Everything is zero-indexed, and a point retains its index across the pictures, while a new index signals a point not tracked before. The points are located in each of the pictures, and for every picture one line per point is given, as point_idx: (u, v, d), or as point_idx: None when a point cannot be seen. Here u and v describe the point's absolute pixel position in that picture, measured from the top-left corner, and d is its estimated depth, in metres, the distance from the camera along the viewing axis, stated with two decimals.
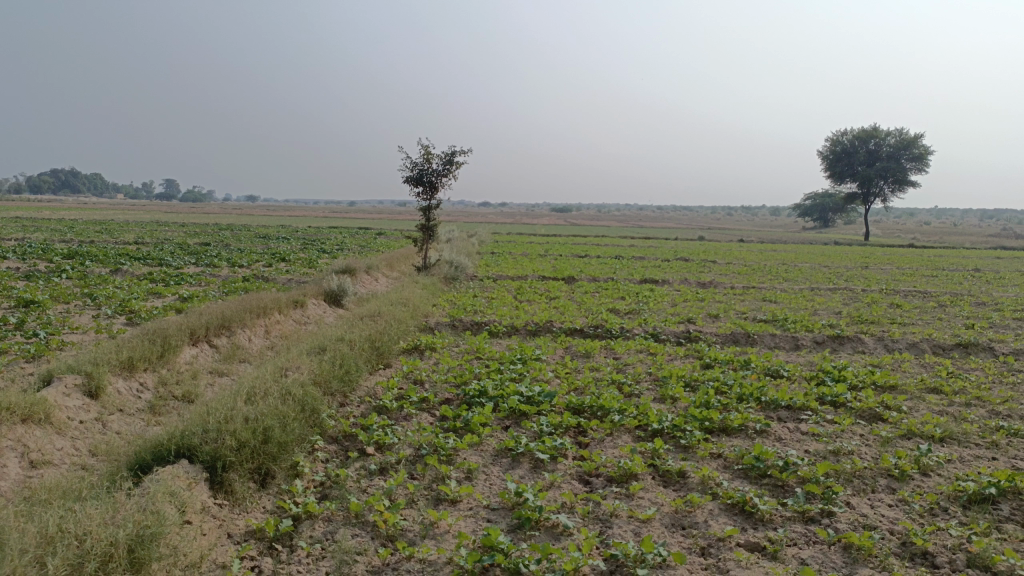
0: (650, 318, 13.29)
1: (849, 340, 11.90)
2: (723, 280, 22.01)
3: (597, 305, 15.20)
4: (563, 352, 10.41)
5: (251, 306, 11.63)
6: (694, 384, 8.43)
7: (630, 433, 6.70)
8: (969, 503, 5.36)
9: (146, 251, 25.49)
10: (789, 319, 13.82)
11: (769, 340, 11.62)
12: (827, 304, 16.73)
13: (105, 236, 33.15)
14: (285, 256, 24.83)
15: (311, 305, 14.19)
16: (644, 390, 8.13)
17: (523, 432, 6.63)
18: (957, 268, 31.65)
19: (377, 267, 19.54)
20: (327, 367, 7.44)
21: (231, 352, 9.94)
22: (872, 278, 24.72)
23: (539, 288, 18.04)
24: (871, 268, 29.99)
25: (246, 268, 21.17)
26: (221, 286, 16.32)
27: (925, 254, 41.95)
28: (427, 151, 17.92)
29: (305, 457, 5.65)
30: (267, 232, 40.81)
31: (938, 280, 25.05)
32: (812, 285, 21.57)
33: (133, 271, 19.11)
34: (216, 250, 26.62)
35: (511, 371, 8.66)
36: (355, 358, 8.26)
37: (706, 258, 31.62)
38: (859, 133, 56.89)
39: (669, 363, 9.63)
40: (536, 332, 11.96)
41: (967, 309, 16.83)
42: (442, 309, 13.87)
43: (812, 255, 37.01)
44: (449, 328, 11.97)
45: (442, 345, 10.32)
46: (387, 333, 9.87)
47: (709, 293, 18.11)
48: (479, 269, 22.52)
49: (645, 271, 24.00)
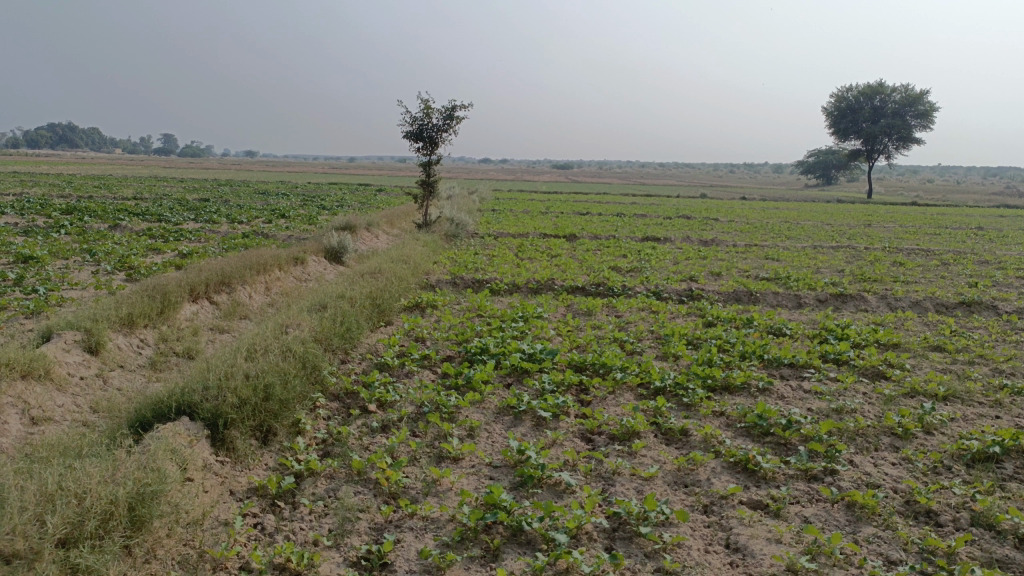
0: (652, 276, 13.21)
1: (852, 298, 11.84)
2: (725, 238, 21.87)
3: (599, 262, 15.11)
4: (565, 309, 10.36)
5: (251, 263, 11.55)
6: (696, 342, 8.39)
7: (633, 391, 6.68)
8: (972, 462, 5.36)
9: (144, 207, 25.29)
10: (792, 277, 13.75)
11: (772, 298, 11.56)
12: (829, 262, 16.64)
13: (103, 192, 32.91)
14: (285, 212, 24.66)
15: (312, 262, 14.10)
16: (646, 348, 8.08)
17: (525, 390, 6.61)
18: (960, 225, 31.45)
19: (378, 224, 19.39)
20: (328, 324, 7.39)
21: (232, 308, 9.88)
22: (875, 236, 24.57)
23: (540, 246, 17.93)
24: (874, 225, 29.81)
25: (245, 224, 21.03)
26: (221, 243, 16.21)
27: (928, 212, 41.65)
28: (427, 106, 17.64)
29: (306, 414, 5.63)
30: (266, 188, 40.49)
31: (941, 239, 24.92)
32: (815, 243, 21.46)
33: (131, 227, 18.95)
34: (215, 207, 26.42)
35: (513, 328, 8.62)
36: (357, 315, 8.20)
37: (708, 216, 31.40)
38: (865, 89, 56.13)
39: (671, 321, 9.58)
40: (537, 289, 11.90)
41: (970, 268, 16.75)
42: (443, 266, 13.78)
43: (814, 213, 36.78)
44: (450, 286, 11.91)
45: (443, 302, 10.26)
46: (388, 291, 9.81)
47: (711, 251, 18.00)
48: (480, 226, 22.38)
49: (647, 228, 23.85)
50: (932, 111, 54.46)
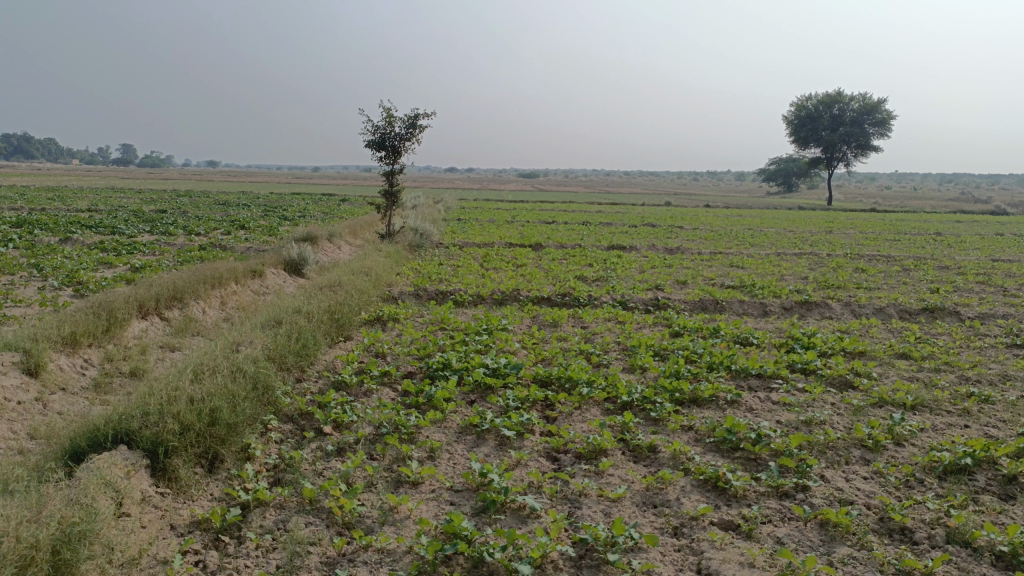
0: (618, 285, 13.07)
1: (817, 305, 11.82)
2: (690, 245, 21.90)
3: (564, 272, 14.95)
4: (530, 321, 10.16)
5: (205, 276, 11.17)
6: (663, 353, 8.23)
7: (599, 406, 6.48)
8: (944, 474, 5.26)
9: (98, 219, 24.57)
10: (757, 285, 13.72)
11: (738, 307, 11.49)
12: (794, 269, 16.69)
13: (57, 204, 32.00)
14: (245, 223, 24.14)
15: (271, 275, 13.73)
16: (613, 361, 7.91)
17: (488, 407, 6.38)
18: (918, 231, 32.00)
19: (340, 235, 19.04)
20: (282, 341, 7.10)
21: (184, 325, 9.52)
22: (837, 242, 24.81)
23: (505, 255, 17.72)
24: (836, 232, 30.15)
25: (203, 236, 20.51)
26: (176, 255, 15.74)
27: (887, 218, 42.39)
28: (389, 115, 17.36)
29: (256, 439, 5.34)
30: (227, 199, 39.75)
31: (902, 244, 25.24)
32: (779, 250, 21.58)
33: (84, 240, 18.37)
34: (173, 218, 25.77)
35: (476, 342, 8.39)
36: (314, 331, 7.92)
37: (673, 224, 31.48)
38: (824, 98, 57.01)
39: (638, 331, 9.43)
40: (502, 301, 11.68)
41: (931, 273, 16.92)
42: (406, 278, 13.50)
43: (777, 220, 37.12)
44: (413, 298, 11.63)
45: (406, 315, 9.99)
46: (348, 304, 9.53)
47: (677, 259, 17.94)
48: (445, 236, 22.11)
49: (612, 237, 23.79)
50: (889, 118, 55.49)
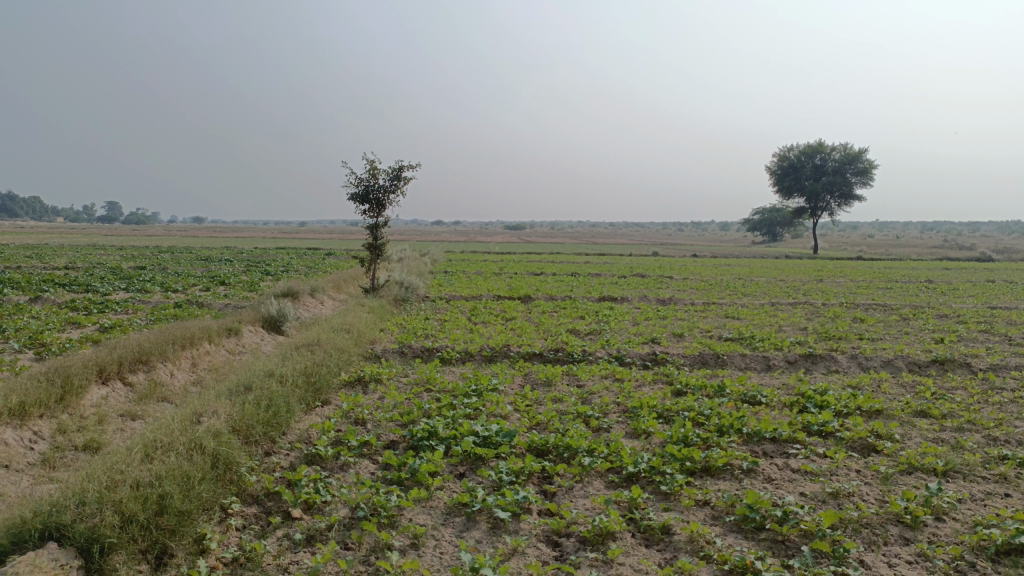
0: (612, 339, 12.49)
1: (822, 358, 11.28)
2: (682, 296, 21.47)
3: (555, 325, 14.37)
4: (522, 380, 9.53)
5: (174, 336, 10.50)
6: (667, 415, 7.61)
7: (602, 478, 5.83)
8: (997, 556, 4.63)
9: (74, 276, 23.87)
10: (757, 337, 13.18)
11: (740, 361, 10.91)
12: (791, 320, 16.19)
13: (35, 261, 31.27)
14: (225, 279, 23.53)
15: (247, 332, 13.07)
16: (613, 424, 7.27)
17: (479, 481, 5.72)
18: (908, 279, 31.85)
19: (322, 289, 18.43)
20: (249, 408, 6.44)
21: (148, 391, 8.82)
22: (830, 291, 24.49)
23: (493, 309, 17.16)
24: (827, 280, 29.89)
25: (181, 293, 19.84)
26: (149, 314, 15.05)
27: (874, 266, 42.44)
28: (373, 167, 16.93)
29: (213, 527, 4.66)
30: (210, 254, 39.11)
31: (895, 293, 24.90)
32: (772, 299, 21.17)
33: (55, 299, 17.66)
34: (151, 275, 25.12)
35: (465, 405, 7.73)
36: (287, 397, 7.26)
37: (663, 274, 31.10)
38: (806, 148, 57.55)
39: (638, 390, 8.81)
40: (492, 357, 11.05)
41: (932, 323, 16.48)
42: (390, 334, 12.88)
43: (765, 269, 36.85)
44: (397, 356, 10.99)
45: (389, 375, 9.34)
46: (325, 364, 8.88)
47: (670, 311, 17.43)
48: (431, 289, 21.54)
49: (602, 288, 23.31)
50: (871, 167, 56.00)
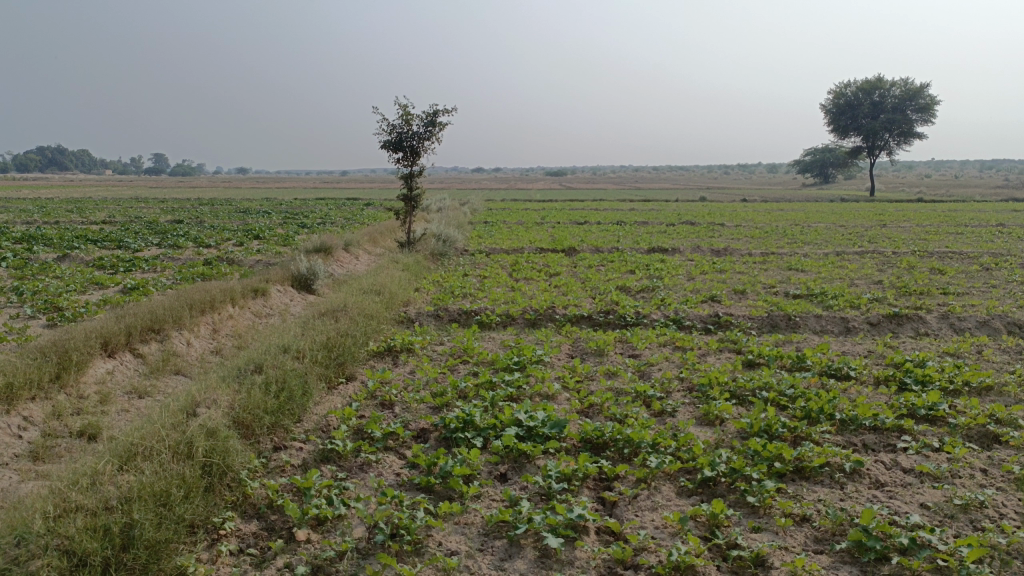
0: (668, 298, 11.36)
1: (908, 320, 9.99)
2: (738, 246, 20.07)
3: (604, 282, 13.26)
4: (570, 348, 8.50)
5: (191, 300, 9.68)
6: (741, 394, 6.54)
7: (672, 483, 4.82)
8: None
9: (109, 232, 23.42)
10: (828, 293, 11.92)
11: (814, 324, 9.73)
12: (861, 272, 14.80)
13: (74, 216, 30.97)
14: (259, 232, 22.81)
15: (275, 293, 12.27)
16: (678, 407, 6.23)
17: (524, 488, 4.76)
18: (977, 223, 29.84)
19: (356, 244, 17.55)
20: (256, 394, 5.55)
21: (159, 363, 8.03)
22: (896, 238, 22.76)
23: (536, 263, 16.09)
24: (890, 226, 28.05)
25: (213, 249, 19.14)
26: (176, 272, 14.37)
27: (935, 209, 40.01)
28: (406, 112, 15.80)
29: (197, 558, 3.81)
30: (249, 206, 38.51)
31: (968, 238, 23.11)
32: (836, 248, 19.68)
33: (83, 256, 17.11)
34: (186, 229, 24.54)
35: (507, 382, 6.76)
36: (303, 376, 6.38)
37: (713, 221, 29.57)
38: (863, 84, 54.45)
39: (702, 362, 7.74)
40: (536, 322, 10.03)
41: (1019, 273, 14.92)
42: (426, 294, 11.94)
43: (821, 214, 34.98)
44: (432, 320, 10.05)
45: (422, 344, 8.41)
46: (350, 334, 7.95)
47: (726, 263, 16.16)
48: (471, 242, 20.50)
49: (651, 238, 21.98)
50: (933, 104, 52.90)
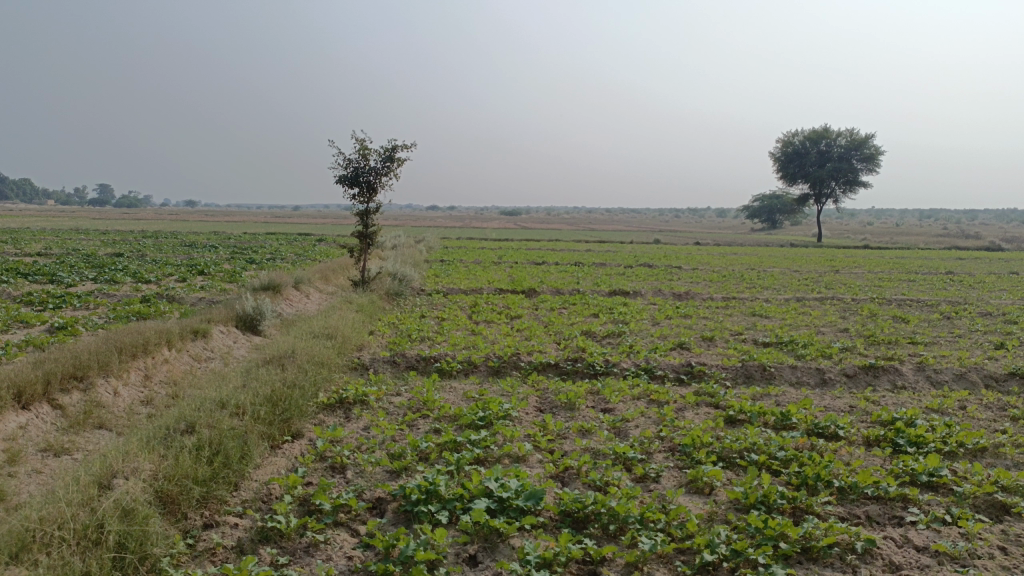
0: (636, 345, 10.88)
1: (885, 372, 9.66)
2: (698, 290, 19.84)
3: (567, 327, 12.74)
4: (537, 401, 7.88)
5: (121, 343, 8.82)
6: (728, 456, 6.01)
7: (667, 568, 4.24)
8: None
9: (42, 264, 22.08)
10: (798, 342, 11.59)
11: (790, 375, 9.32)
12: (826, 319, 14.58)
13: (7, 247, 29.32)
14: (204, 268, 21.79)
15: (217, 334, 11.42)
16: (663, 471, 5.66)
17: (498, 575, 4.11)
18: (926, 271, 30.36)
19: (307, 281, 16.75)
20: (184, 460, 4.81)
21: (79, 416, 7.15)
22: (852, 284, 22.84)
23: (496, 305, 15.50)
24: (842, 272, 28.32)
25: (153, 285, 18.10)
26: (110, 310, 13.39)
27: (881, 256, 40.78)
28: (363, 147, 15.20)
29: None
30: (196, 241, 37.24)
31: (921, 286, 23.32)
32: (797, 294, 19.56)
33: (10, 291, 15.92)
34: (126, 263, 23.35)
35: (473, 442, 6.11)
36: (243, 435, 5.65)
37: (670, 264, 29.45)
38: (811, 133, 55.76)
39: (681, 418, 7.21)
40: (499, 369, 9.41)
41: (980, 323, 14.89)
42: (381, 338, 11.24)
43: (775, 258, 35.30)
44: (388, 367, 9.35)
45: (378, 396, 7.71)
46: (297, 384, 7.22)
47: (690, 308, 15.81)
48: (427, 281, 19.84)
49: (611, 280, 21.63)
50: (877, 154, 54.34)
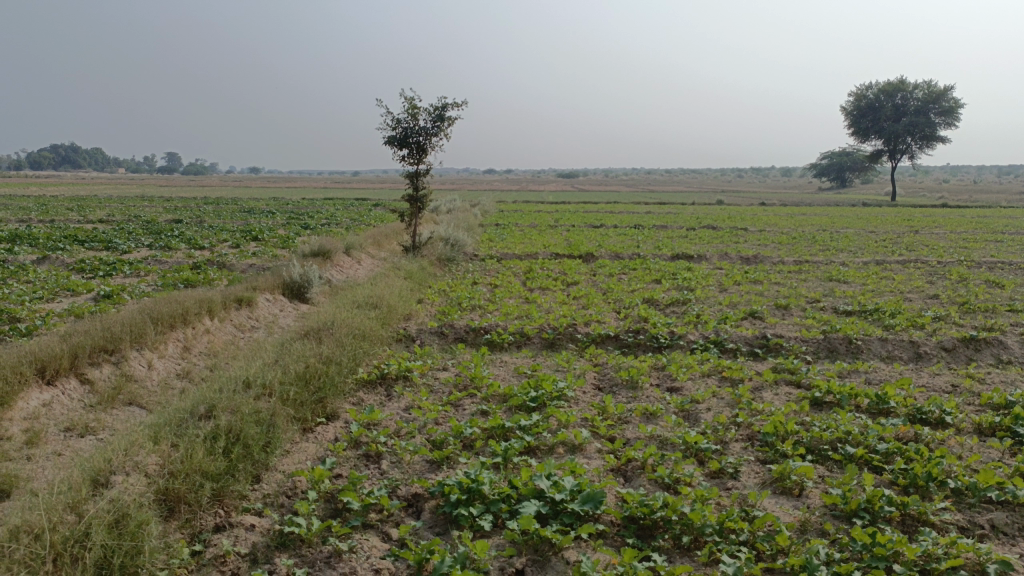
0: (703, 314, 10.04)
1: (987, 345, 8.60)
2: (767, 253, 18.71)
3: (628, 294, 11.94)
4: (595, 378, 7.17)
5: (158, 314, 8.42)
6: (818, 449, 5.19)
7: None
8: None
9: (102, 231, 22.18)
10: (882, 310, 10.57)
11: (880, 348, 8.37)
12: (911, 284, 13.39)
13: (73, 214, 29.79)
14: (258, 233, 21.59)
15: (262, 301, 11.00)
16: (743, 466, 4.90)
17: None
18: (1014, 230, 28.35)
19: (358, 247, 16.30)
20: (195, 453, 4.28)
21: (108, 392, 6.75)
22: (934, 246, 21.30)
23: (551, 270, 14.76)
24: (922, 232, 26.62)
25: (206, 251, 17.90)
26: (158, 278, 13.14)
27: (962, 215, 38.30)
28: (413, 106, 14.52)
29: None
30: (255, 207, 37.35)
31: (1011, 247, 21.62)
32: (875, 257, 18.27)
33: (65, 258, 15.85)
34: (183, 229, 23.33)
35: (523, 429, 5.44)
36: (267, 419, 5.11)
37: (735, 226, 28.16)
38: (885, 86, 52.90)
39: (758, 399, 6.41)
40: (554, 342, 8.72)
41: None
42: (429, 306, 10.66)
43: (848, 219, 33.52)
44: (435, 338, 8.74)
45: (421, 372, 7.09)
46: (334, 360, 6.67)
47: (760, 273, 14.78)
48: (481, 245, 19.23)
49: (673, 244, 20.61)
50: (957, 107, 51.15)
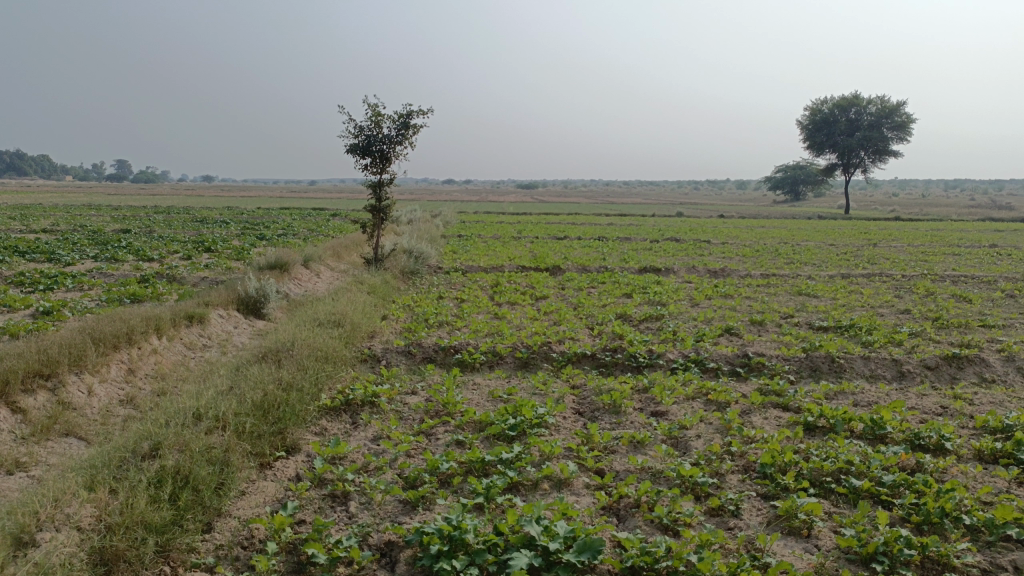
0: (679, 331, 9.72)
1: (970, 363, 8.42)
2: (734, 266, 18.57)
3: (600, 309, 11.58)
4: (575, 402, 6.76)
5: (101, 334, 7.77)
6: (820, 482, 4.85)
7: None
8: None
9: (44, 242, 21.11)
10: (859, 326, 10.37)
11: (863, 367, 8.13)
12: (881, 299, 13.28)
13: (14, 224, 28.42)
14: (211, 244, 20.78)
15: (215, 318, 10.37)
16: (744, 503, 4.53)
17: None
18: (968, 243, 28.85)
19: (318, 259, 15.69)
20: (137, 501, 3.75)
21: (43, 421, 6.12)
22: (895, 259, 21.45)
23: (519, 284, 14.36)
24: (882, 245, 26.87)
25: (156, 263, 17.09)
26: (102, 292, 12.38)
27: (915, 228, 39.02)
28: (376, 113, 14.01)
29: None
30: (207, 216, 36.20)
31: (970, 260, 21.87)
32: (841, 270, 18.25)
33: (3, 271, 14.93)
34: (131, 240, 22.36)
35: (503, 462, 4.99)
36: (220, 457, 4.58)
37: (698, 238, 28.13)
38: (839, 101, 53.85)
39: (749, 425, 6.06)
40: (528, 362, 8.29)
41: None
42: (394, 323, 10.15)
43: (808, 232, 33.83)
44: (402, 358, 8.25)
45: (389, 397, 6.59)
46: (295, 386, 6.14)
47: (730, 287, 14.56)
48: (445, 258, 18.73)
49: (638, 256, 20.38)
50: (908, 122, 52.30)
